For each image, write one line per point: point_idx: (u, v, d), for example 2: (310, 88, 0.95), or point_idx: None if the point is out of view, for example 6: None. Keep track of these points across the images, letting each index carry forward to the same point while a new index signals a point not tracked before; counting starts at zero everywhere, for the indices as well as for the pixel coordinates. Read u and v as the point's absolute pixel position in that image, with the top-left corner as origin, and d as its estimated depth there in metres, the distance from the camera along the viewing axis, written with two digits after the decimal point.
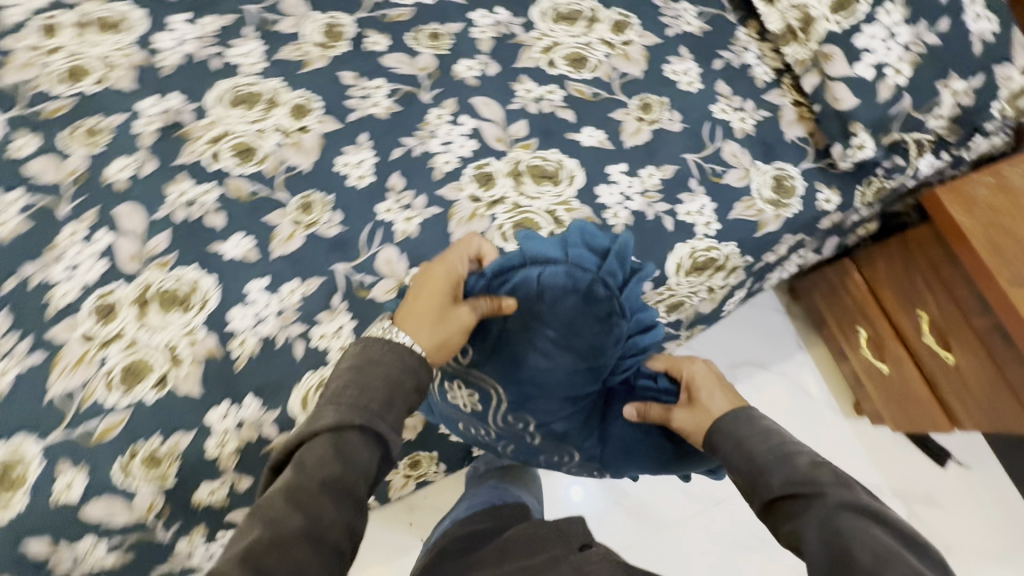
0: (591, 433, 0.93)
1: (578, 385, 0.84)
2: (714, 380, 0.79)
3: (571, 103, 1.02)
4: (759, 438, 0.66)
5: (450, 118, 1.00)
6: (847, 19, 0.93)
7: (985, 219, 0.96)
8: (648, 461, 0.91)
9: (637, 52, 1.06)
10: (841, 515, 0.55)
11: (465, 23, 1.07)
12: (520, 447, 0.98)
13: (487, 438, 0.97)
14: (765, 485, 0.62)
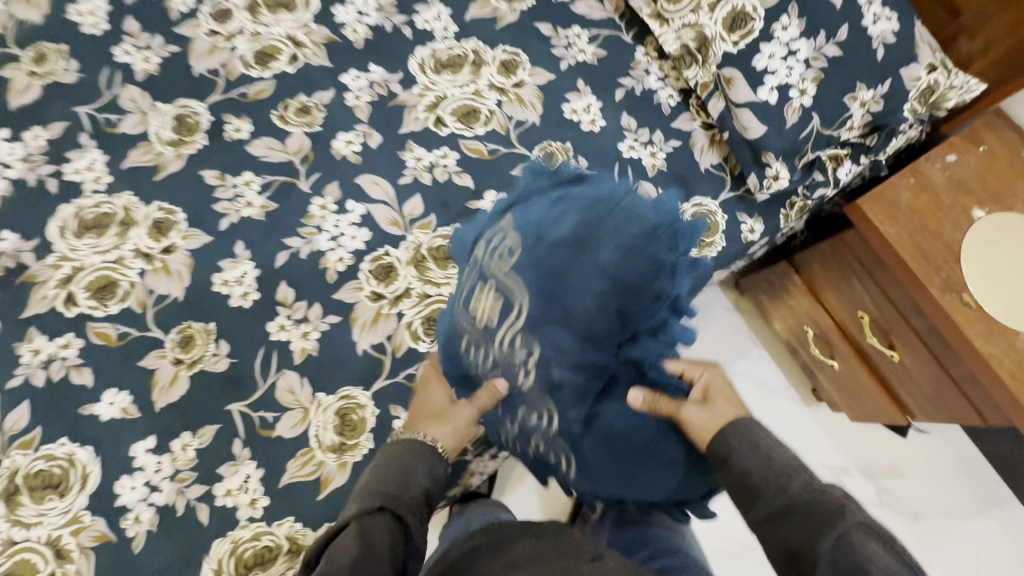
0: (582, 405, 0.68)
1: (583, 353, 0.67)
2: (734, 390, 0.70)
3: (467, 166, 0.93)
4: (767, 445, 0.63)
5: (335, 206, 0.89)
6: (743, 39, 0.86)
7: (911, 224, 0.92)
8: (652, 481, 0.70)
9: (531, 94, 0.97)
10: (854, 536, 0.52)
11: (337, 89, 0.96)
12: (504, 394, 0.72)
13: (471, 368, 0.74)
14: (778, 490, 0.58)
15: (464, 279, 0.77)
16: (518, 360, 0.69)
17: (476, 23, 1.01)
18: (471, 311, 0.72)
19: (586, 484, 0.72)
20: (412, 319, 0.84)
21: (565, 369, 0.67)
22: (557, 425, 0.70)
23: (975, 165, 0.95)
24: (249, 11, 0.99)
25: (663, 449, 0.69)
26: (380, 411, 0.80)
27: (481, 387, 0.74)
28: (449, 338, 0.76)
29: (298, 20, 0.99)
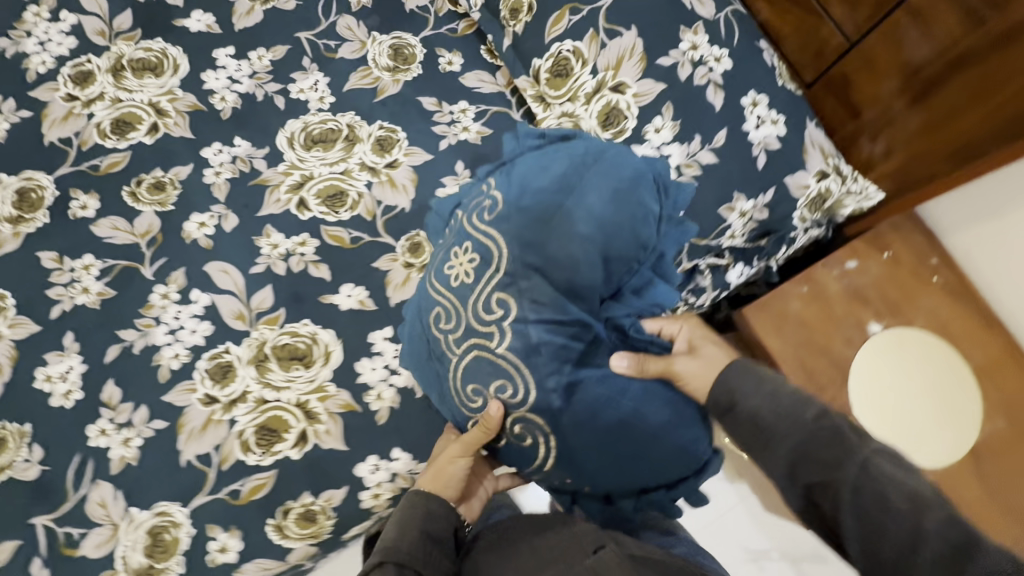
0: (561, 372, 0.62)
1: (566, 312, 0.62)
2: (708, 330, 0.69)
3: (325, 255, 0.87)
4: (767, 382, 0.59)
5: (178, 296, 0.84)
6: (616, 138, 0.79)
7: (799, 337, 0.86)
8: (650, 461, 0.62)
9: (404, 176, 0.91)
10: (875, 466, 0.50)
11: (196, 164, 0.90)
12: (478, 363, 0.64)
13: (442, 343, 0.67)
14: (794, 425, 0.55)
15: (433, 254, 0.74)
16: (493, 328, 0.64)
17: (354, 95, 0.95)
18: (448, 278, 0.68)
19: (570, 469, 0.64)
20: (245, 426, 0.78)
21: (543, 329, 0.62)
22: (534, 398, 0.62)
23: (877, 274, 0.88)
24: (111, 74, 0.93)
25: (649, 412, 0.62)
26: (196, 531, 0.74)
27: (456, 361, 0.66)
28: (418, 315, 0.72)
29: (163, 85, 0.93)
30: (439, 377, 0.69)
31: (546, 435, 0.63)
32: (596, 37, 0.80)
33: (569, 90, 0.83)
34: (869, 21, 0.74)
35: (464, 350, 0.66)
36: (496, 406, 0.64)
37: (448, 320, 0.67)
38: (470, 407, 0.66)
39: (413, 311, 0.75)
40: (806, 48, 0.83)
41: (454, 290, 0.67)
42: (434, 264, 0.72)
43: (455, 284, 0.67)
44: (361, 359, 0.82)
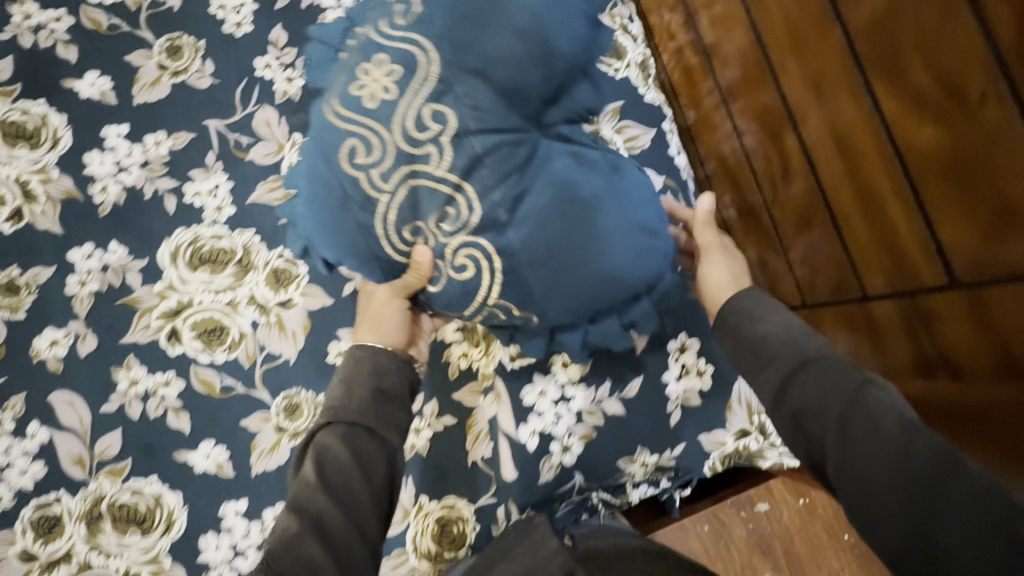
0: (506, 184, 0.57)
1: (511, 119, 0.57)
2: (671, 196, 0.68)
3: (189, 402, 0.77)
4: (781, 312, 0.54)
5: (13, 428, 0.74)
6: (521, 357, 0.69)
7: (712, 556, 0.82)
8: (595, 293, 0.59)
9: (295, 321, 0.80)
10: (865, 392, 0.44)
11: (60, 266, 0.79)
12: (414, 182, 0.57)
13: (366, 176, 0.57)
14: (783, 359, 0.50)
15: (328, 82, 0.60)
16: (429, 146, 0.56)
17: (257, 210, 0.83)
18: (359, 97, 0.57)
19: (519, 295, 0.59)
20: None
21: (486, 139, 0.57)
22: (480, 214, 0.57)
23: (790, 535, 0.82)
24: None
25: (603, 218, 0.57)
26: None
27: (386, 188, 0.57)
28: (318, 159, 0.59)
29: (37, 160, 0.80)
30: (358, 230, 0.59)
31: (490, 260, 0.57)
32: None
33: None
34: (823, 287, 0.63)
35: (396, 184, 0.57)
36: (425, 251, 0.58)
37: (368, 153, 0.56)
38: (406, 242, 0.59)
39: (307, 156, 0.61)
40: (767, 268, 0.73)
41: (372, 113, 0.56)
42: (332, 89, 0.59)
43: (370, 107, 0.57)
44: (206, 533, 0.74)
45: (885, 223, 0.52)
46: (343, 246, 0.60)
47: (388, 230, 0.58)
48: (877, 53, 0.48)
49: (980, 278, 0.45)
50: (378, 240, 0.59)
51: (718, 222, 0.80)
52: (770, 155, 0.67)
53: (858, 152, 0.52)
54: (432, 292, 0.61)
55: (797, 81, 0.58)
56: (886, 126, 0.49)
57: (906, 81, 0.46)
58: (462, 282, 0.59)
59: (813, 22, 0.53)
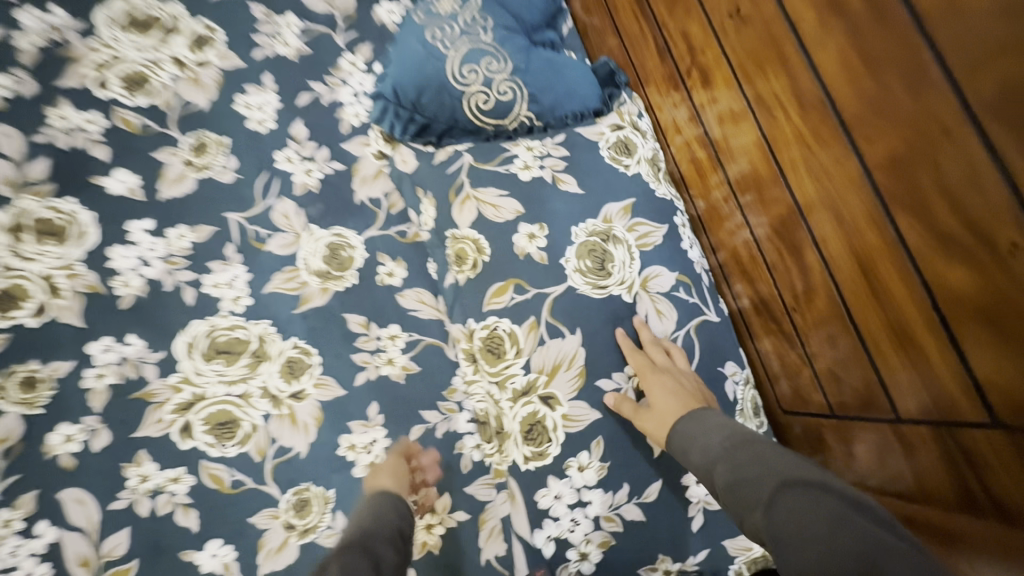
0: (526, 52, 0.88)
1: (518, 40, 0.89)
2: (603, 32, 0.95)
3: (197, 497, 0.76)
4: (716, 430, 0.56)
5: (20, 527, 0.72)
6: (536, 459, 0.67)
7: None
8: (574, 87, 0.86)
9: (307, 413, 0.80)
10: (783, 499, 0.45)
11: (79, 360, 0.79)
12: (471, 46, 0.85)
13: (444, 44, 0.85)
14: (717, 475, 0.52)
15: (405, 20, 0.91)
16: (480, 32, 0.87)
17: (274, 300, 0.84)
18: (435, 9, 0.88)
19: (535, 107, 0.85)
20: None
21: (503, 32, 0.88)
22: (512, 64, 0.86)
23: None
24: (8, 235, 0.80)
25: (575, 70, 0.88)
26: None
27: (457, 46, 0.85)
28: (408, 37, 0.87)
29: (63, 256, 0.82)
30: (435, 74, 0.85)
31: (521, 87, 0.85)
32: (535, 328, 0.70)
33: (500, 375, 0.71)
34: (852, 401, 0.62)
35: (457, 48, 0.85)
36: (476, 89, 0.84)
37: (443, 31, 0.86)
38: (462, 82, 0.84)
39: (395, 50, 0.88)
40: (784, 361, 0.73)
41: (442, 14, 0.87)
42: (412, 10, 0.90)
43: (440, 10, 0.88)
44: None
45: (910, 340, 0.52)
46: (420, 87, 0.85)
47: (456, 80, 0.84)
48: (901, 189, 0.49)
49: (1020, 426, 0.44)
50: (447, 81, 0.85)
51: (736, 314, 0.81)
52: (790, 265, 0.67)
53: (886, 281, 0.53)
54: (483, 114, 0.85)
55: (817, 201, 0.59)
56: (914, 259, 0.49)
57: (933, 220, 0.46)
58: (504, 103, 0.85)
59: (833, 150, 0.54)
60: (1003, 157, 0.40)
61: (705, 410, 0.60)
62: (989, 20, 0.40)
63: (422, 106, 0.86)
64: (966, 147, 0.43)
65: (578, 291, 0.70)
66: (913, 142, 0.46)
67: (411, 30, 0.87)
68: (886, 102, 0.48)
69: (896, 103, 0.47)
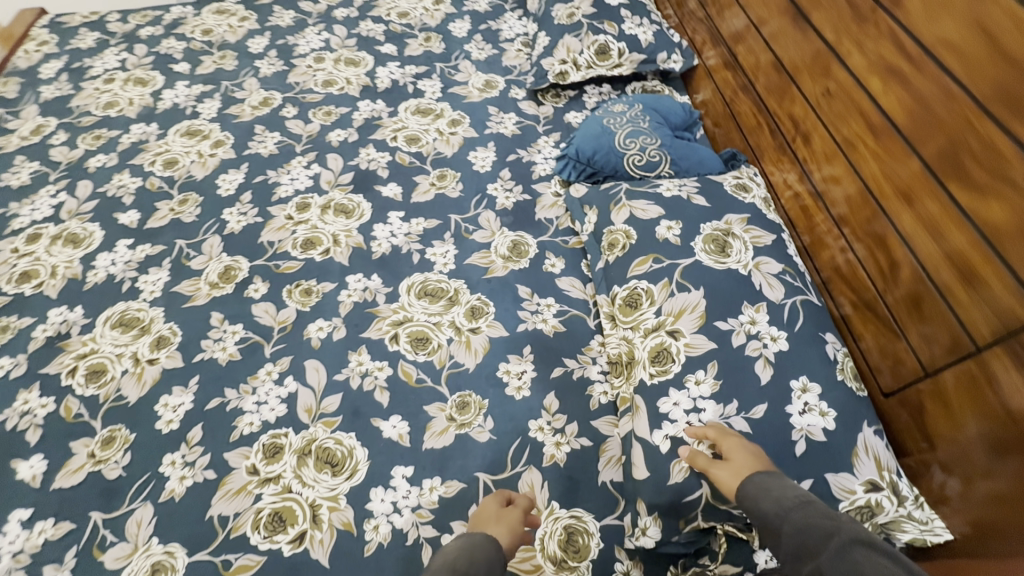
0: (671, 137, 1.27)
1: (666, 130, 1.29)
2: (728, 131, 1.31)
3: (392, 384, 1.02)
4: (788, 489, 0.67)
5: (276, 376, 1.05)
6: (659, 374, 0.86)
7: None
8: (703, 159, 1.22)
9: (479, 342, 1.06)
10: (852, 551, 0.55)
11: (339, 284, 1.17)
12: (632, 129, 1.26)
13: (614, 127, 1.28)
14: (784, 522, 0.63)
15: (588, 118, 1.38)
16: (640, 122, 1.28)
17: (470, 268, 1.18)
18: (610, 110, 1.33)
19: (673, 168, 1.21)
20: (265, 505, 0.90)
21: (656, 124, 1.29)
22: (660, 141, 1.24)
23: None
24: (321, 209, 1.30)
25: (705, 150, 1.24)
26: None
27: (623, 128, 1.27)
28: (590, 123, 1.31)
29: (347, 225, 1.27)
30: (606, 144, 1.26)
31: (665, 154, 1.22)
32: (667, 285, 0.93)
33: (634, 320, 0.94)
34: (940, 352, 0.75)
35: (623, 129, 1.27)
36: (633, 153, 1.23)
37: (614, 120, 1.29)
38: (624, 148, 1.24)
39: (580, 131, 1.33)
40: (881, 347, 0.87)
41: (614, 112, 1.32)
42: (594, 112, 1.37)
43: (613, 110, 1.32)
44: (377, 487, 0.91)
45: (980, 282, 0.69)
46: (595, 149, 1.26)
47: (619, 148, 1.24)
48: (952, 171, 0.72)
49: None
50: (613, 149, 1.25)
51: (836, 318, 0.97)
52: (877, 257, 0.86)
53: (955, 242, 0.72)
54: (635, 169, 1.22)
55: (893, 198, 0.82)
56: (968, 214, 0.70)
57: (977, 184, 0.69)
58: (652, 163, 1.21)
59: (902, 160, 0.80)
60: (1011, 132, 0.65)
61: (779, 474, 0.70)
62: (986, 59, 0.68)
63: (594, 162, 1.26)
64: (987, 132, 0.67)
65: (703, 263, 0.94)
66: (959, 141, 0.71)
67: (593, 120, 1.32)
68: (938, 122, 0.74)
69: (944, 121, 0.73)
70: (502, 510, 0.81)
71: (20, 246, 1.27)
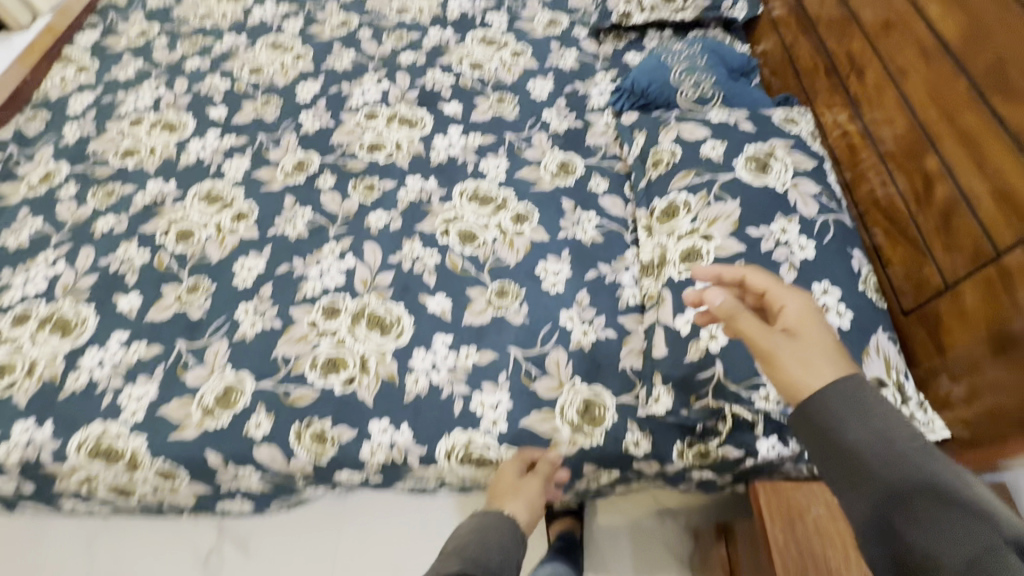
0: (726, 77, 1.31)
1: (722, 70, 1.33)
2: (783, 77, 1.34)
3: (440, 270, 1.13)
4: (897, 426, 0.54)
5: (338, 253, 1.16)
6: (688, 271, 0.93)
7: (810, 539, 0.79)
8: (755, 100, 1.26)
9: (521, 243, 1.15)
10: (1002, 556, 0.43)
11: (399, 183, 1.28)
12: (689, 65, 1.31)
13: (672, 62, 1.32)
14: (890, 476, 0.51)
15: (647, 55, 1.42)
16: (698, 59, 1.32)
17: (519, 180, 1.26)
18: (669, 47, 1.37)
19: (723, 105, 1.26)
20: (321, 353, 1.02)
21: (712, 63, 1.33)
22: (715, 78, 1.28)
23: (851, 560, 0.76)
24: (387, 119, 1.41)
25: (758, 93, 1.28)
26: (250, 403, 0.97)
27: (680, 63, 1.31)
28: (649, 57, 1.36)
29: (410, 135, 1.38)
30: (661, 77, 1.31)
31: (718, 91, 1.27)
32: (706, 197, 0.99)
33: (669, 227, 1.01)
34: (962, 263, 0.79)
35: (679, 65, 1.31)
36: (686, 87, 1.28)
37: (672, 55, 1.33)
38: (678, 82, 1.29)
39: (638, 66, 1.38)
40: (906, 267, 0.90)
41: (673, 49, 1.36)
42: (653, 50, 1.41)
43: (673, 47, 1.37)
44: (419, 349, 1.02)
45: (1010, 189, 0.72)
46: (650, 81, 1.31)
47: (674, 82, 1.29)
48: (998, 84, 0.75)
49: None
50: (668, 83, 1.30)
51: (868, 249, 0.99)
52: (914, 180, 0.89)
53: (991, 154, 0.75)
54: (687, 103, 1.27)
55: (937, 119, 0.85)
56: (1007, 124, 0.73)
57: (1019, 94, 0.72)
58: (704, 98, 1.26)
59: (951, 81, 0.83)
60: None
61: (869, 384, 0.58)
62: None
63: (648, 94, 1.32)
64: None
65: (743, 179, 0.99)
66: (1006, 55, 0.74)
67: (651, 56, 1.37)
68: (989, 40, 0.77)
69: (996, 38, 0.76)
70: (520, 479, 0.89)
71: (125, 128, 1.43)
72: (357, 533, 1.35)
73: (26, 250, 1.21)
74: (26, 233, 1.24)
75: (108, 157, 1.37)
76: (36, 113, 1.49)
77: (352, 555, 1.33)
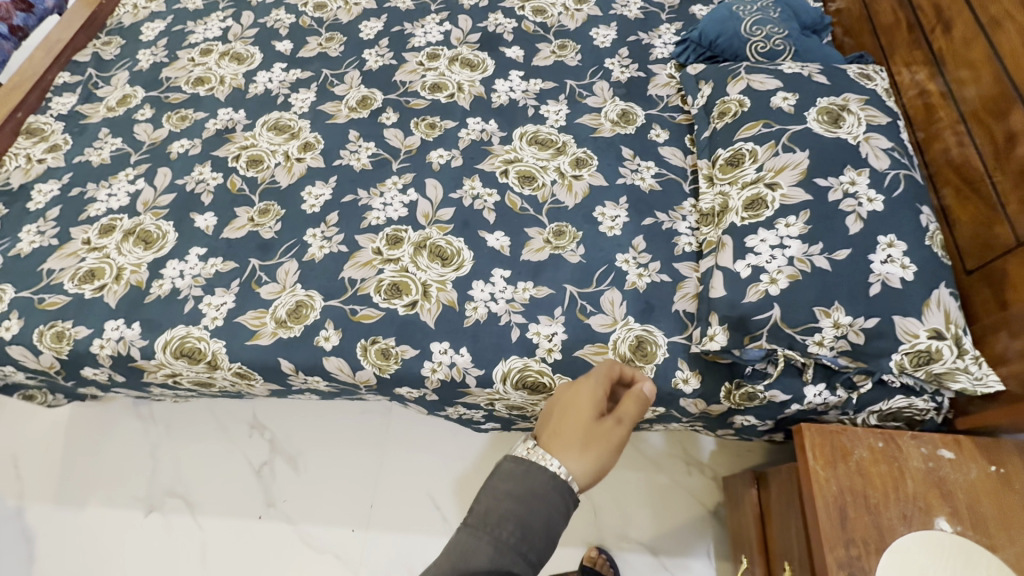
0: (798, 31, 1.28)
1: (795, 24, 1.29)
2: (859, 33, 1.30)
3: (499, 208, 1.16)
4: None
5: (400, 187, 1.20)
6: (751, 218, 0.95)
7: (852, 479, 0.82)
8: (829, 57, 1.23)
9: (580, 187, 1.17)
10: None
11: (459, 123, 1.30)
12: (763, 15, 1.27)
13: (745, 12, 1.29)
14: None
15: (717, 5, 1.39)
16: (772, 11, 1.28)
17: (579, 126, 1.27)
18: None
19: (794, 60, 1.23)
20: (385, 278, 1.07)
21: (786, 16, 1.29)
22: (788, 32, 1.26)
23: (891, 500, 0.80)
24: (449, 60, 1.42)
25: (831, 50, 1.25)
26: (320, 318, 1.03)
27: (754, 14, 1.28)
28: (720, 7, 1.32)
29: (472, 77, 1.38)
30: (732, 28, 1.28)
31: (791, 45, 1.24)
32: (773, 147, 0.99)
33: (733, 176, 1.02)
34: None
35: (752, 15, 1.28)
36: (758, 39, 1.25)
37: (746, 5, 1.30)
38: (749, 34, 1.26)
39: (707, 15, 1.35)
40: (976, 226, 0.90)
41: None
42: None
43: None
44: (478, 280, 1.06)
45: None
46: (720, 32, 1.29)
47: (745, 32, 1.26)
48: None
49: None
50: (738, 35, 1.27)
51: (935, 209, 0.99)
52: (995, 137, 0.88)
53: None
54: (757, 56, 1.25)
55: None
56: None
57: None
58: (775, 51, 1.24)
59: None
60: None
61: None
62: None
63: (717, 45, 1.29)
64: None
65: (813, 130, 0.98)
66: None
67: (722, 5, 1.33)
68: None
69: None
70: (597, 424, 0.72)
71: (195, 57, 1.47)
72: (400, 453, 1.44)
73: (107, 167, 1.27)
74: (107, 151, 1.30)
75: (181, 84, 1.42)
76: (110, 38, 1.54)
77: (396, 476, 1.42)
